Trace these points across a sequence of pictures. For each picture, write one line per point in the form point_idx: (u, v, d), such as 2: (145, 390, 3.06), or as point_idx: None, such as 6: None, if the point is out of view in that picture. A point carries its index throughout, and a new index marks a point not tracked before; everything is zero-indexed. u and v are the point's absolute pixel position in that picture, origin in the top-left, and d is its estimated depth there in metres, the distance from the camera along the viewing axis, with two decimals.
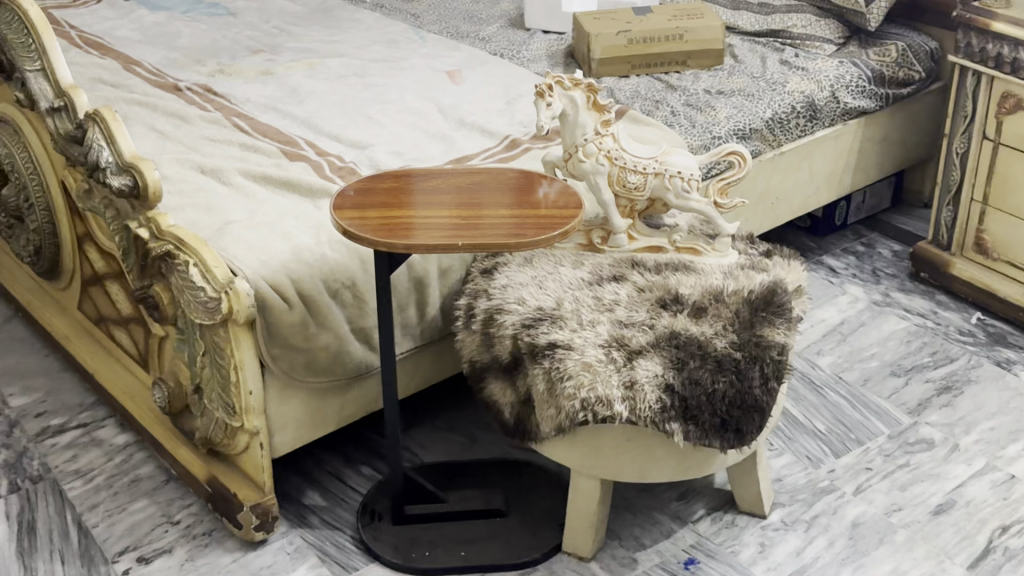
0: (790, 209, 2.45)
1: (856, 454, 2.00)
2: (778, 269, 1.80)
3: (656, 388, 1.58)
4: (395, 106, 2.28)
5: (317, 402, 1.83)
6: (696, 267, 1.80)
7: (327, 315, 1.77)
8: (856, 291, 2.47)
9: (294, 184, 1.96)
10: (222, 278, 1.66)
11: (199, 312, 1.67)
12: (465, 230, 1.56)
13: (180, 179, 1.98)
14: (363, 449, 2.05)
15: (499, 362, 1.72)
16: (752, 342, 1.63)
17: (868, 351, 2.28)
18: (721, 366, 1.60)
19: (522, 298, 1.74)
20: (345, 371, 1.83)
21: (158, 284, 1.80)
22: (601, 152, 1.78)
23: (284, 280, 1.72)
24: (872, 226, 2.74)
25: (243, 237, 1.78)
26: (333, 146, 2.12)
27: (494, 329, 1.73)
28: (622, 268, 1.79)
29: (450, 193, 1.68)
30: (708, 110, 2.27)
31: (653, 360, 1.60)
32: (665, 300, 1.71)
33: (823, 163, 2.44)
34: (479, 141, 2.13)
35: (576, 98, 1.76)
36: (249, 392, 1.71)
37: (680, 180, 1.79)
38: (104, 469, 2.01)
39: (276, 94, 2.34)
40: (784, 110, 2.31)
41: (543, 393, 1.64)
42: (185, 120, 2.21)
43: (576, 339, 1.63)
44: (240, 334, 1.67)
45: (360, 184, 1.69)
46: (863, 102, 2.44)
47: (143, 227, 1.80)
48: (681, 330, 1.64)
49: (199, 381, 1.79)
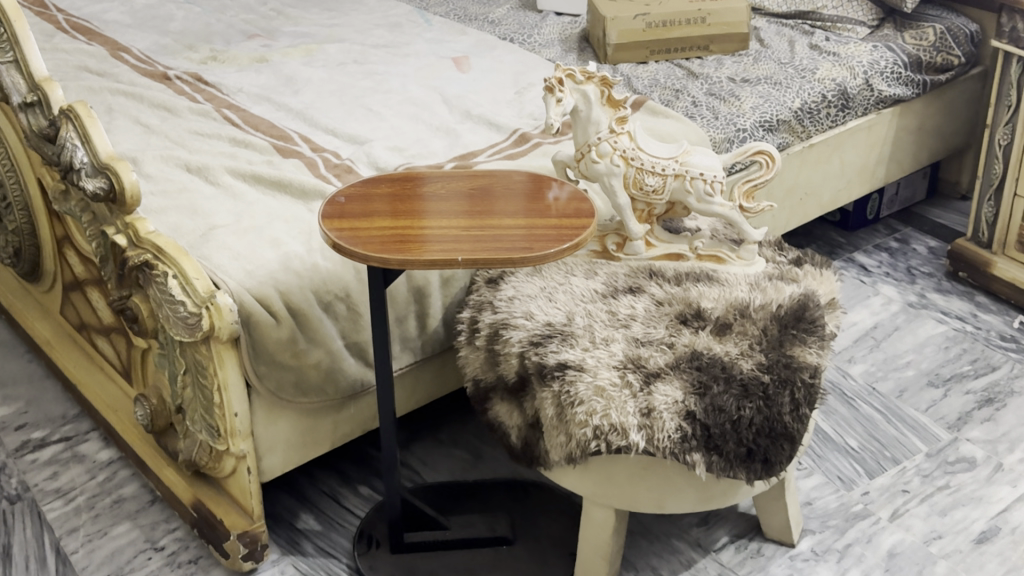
0: (819, 205, 2.29)
1: (892, 474, 1.86)
2: (809, 279, 1.65)
3: (676, 416, 1.44)
4: (397, 96, 2.13)
5: (308, 423, 1.69)
6: (720, 276, 1.65)
7: (318, 329, 1.63)
8: (890, 291, 2.32)
9: (285, 184, 1.82)
10: (203, 292, 1.52)
11: (179, 329, 1.54)
12: (464, 242, 1.41)
13: (163, 179, 1.84)
14: (361, 467, 1.91)
15: (505, 382, 1.58)
16: (781, 363, 1.48)
17: (903, 358, 2.13)
18: (747, 391, 1.45)
19: (530, 312, 1.60)
20: (338, 390, 1.69)
21: (136, 295, 1.66)
22: (616, 152, 1.63)
23: (271, 291, 1.58)
24: (905, 219, 2.58)
25: (228, 244, 1.65)
26: (329, 141, 1.97)
27: (500, 346, 1.59)
28: (639, 279, 1.65)
29: (451, 199, 1.52)
30: (732, 100, 2.12)
31: (672, 385, 1.46)
32: (686, 315, 1.56)
33: (855, 155, 2.28)
34: (486, 135, 1.99)
35: (590, 92, 1.61)
36: (234, 414, 1.57)
37: (702, 183, 1.64)
38: (85, 488, 1.89)
39: (271, 83, 2.20)
40: (814, 99, 2.15)
41: (552, 419, 1.51)
42: (173, 112, 2.08)
43: (588, 360, 1.50)
44: (223, 352, 1.53)
45: (351, 188, 1.53)
46: (899, 90, 2.27)
47: (121, 233, 1.66)
48: (703, 350, 1.50)
49: (181, 402, 1.65)
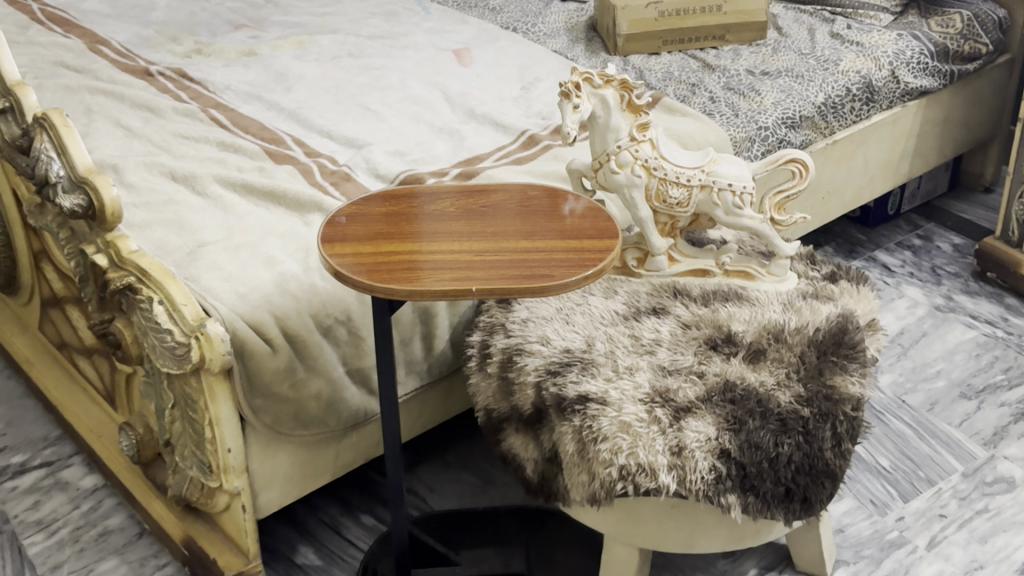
0: (842, 203, 2.17)
1: (927, 497, 1.75)
2: (846, 297, 1.53)
3: (709, 454, 1.32)
4: (396, 93, 2.01)
5: (308, 455, 1.57)
6: (750, 295, 1.53)
7: (317, 357, 1.51)
8: (915, 293, 2.20)
9: (279, 195, 1.69)
10: (192, 320, 1.40)
11: (166, 359, 1.42)
12: (478, 269, 1.28)
13: (147, 189, 1.72)
14: (364, 493, 1.79)
15: (521, 413, 1.47)
16: (821, 395, 1.37)
17: (932, 367, 2.01)
18: (786, 426, 1.34)
19: (546, 336, 1.48)
20: (340, 420, 1.57)
21: (119, 320, 1.54)
22: (637, 161, 1.51)
23: (267, 317, 1.46)
24: (927, 214, 2.47)
25: (219, 264, 1.53)
26: (325, 144, 1.85)
27: (514, 374, 1.47)
28: (662, 299, 1.53)
29: (459, 218, 1.40)
30: (752, 95, 1.99)
31: (704, 421, 1.34)
32: (715, 339, 1.45)
33: (879, 150, 2.16)
34: (493, 136, 1.86)
35: (609, 97, 1.49)
36: (227, 450, 1.45)
37: (731, 194, 1.51)
38: (69, 520, 1.77)
39: (261, 79, 2.07)
40: (839, 93, 2.03)
41: (573, 455, 1.39)
42: (157, 112, 1.94)
43: (612, 393, 1.38)
44: (215, 385, 1.41)
45: (352, 207, 1.41)
46: (926, 81, 2.15)
47: (101, 252, 1.54)
48: (736, 380, 1.39)
49: (169, 436, 1.53)
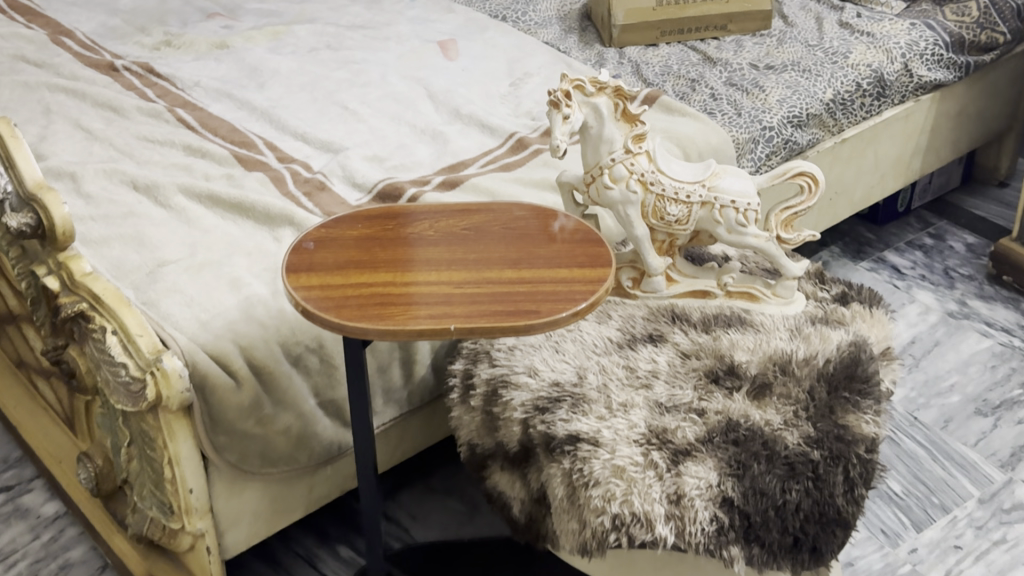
0: (851, 203, 2.05)
1: (942, 526, 1.64)
2: (858, 322, 1.43)
3: (710, 503, 1.21)
4: (376, 90, 1.88)
5: (278, 492, 1.47)
6: (754, 319, 1.42)
7: (286, 390, 1.40)
8: (927, 299, 2.09)
9: (247, 207, 1.57)
10: (148, 353, 1.28)
11: (121, 397, 1.30)
12: (458, 303, 1.17)
13: (106, 200, 1.59)
14: (343, 522, 1.69)
15: (506, 451, 1.36)
16: (832, 436, 1.26)
17: (945, 381, 1.90)
18: (794, 471, 1.23)
19: (533, 366, 1.37)
20: (312, 456, 1.46)
21: (72, 347, 1.42)
22: (633, 176, 1.38)
23: (230, 347, 1.35)
24: (939, 210, 2.36)
25: (180, 287, 1.41)
26: (299, 148, 1.73)
27: (499, 408, 1.36)
28: (660, 325, 1.42)
29: (438, 243, 1.28)
30: (756, 92, 1.87)
31: (705, 465, 1.23)
32: (716, 371, 1.34)
33: (890, 147, 2.04)
34: (479, 139, 1.74)
35: (601, 106, 1.36)
36: (189, 490, 1.34)
37: (734, 212, 1.39)
38: (27, 551, 1.66)
39: (234, 75, 1.94)
40: (848, 89, 1.90)
41: (563, 500, 1.27)
42: (120, 112, 1.82)
43: (605, 433, 1.27)
44: (175, 423, 1.29)
45: (322, 230, 1.29)
46: (940, 74, 2.02)
47: (53, 273, 1.41)
48: (740, 419, 1.28)
49: (127, 475, 1.42)
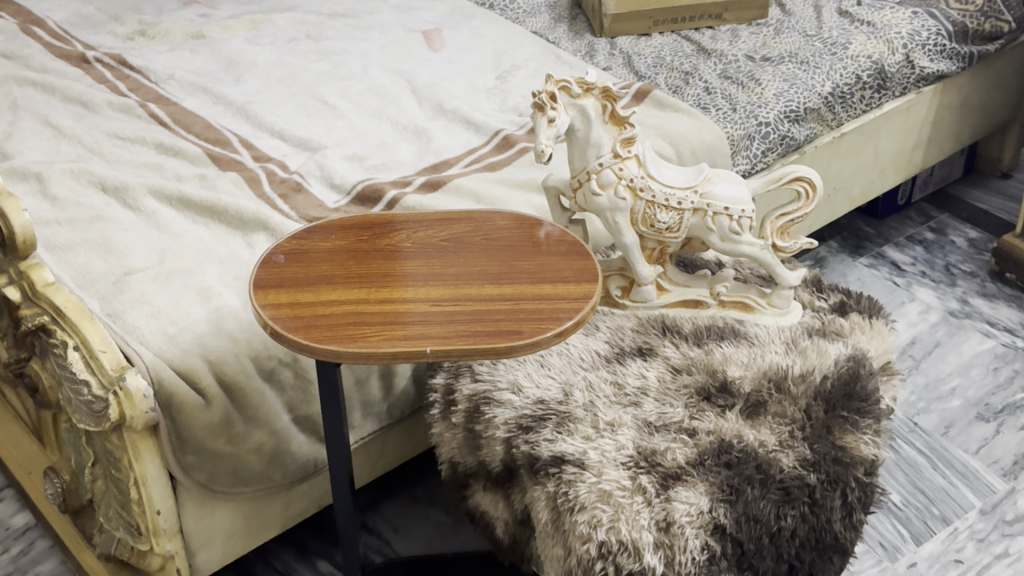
0: (849, 199, 1.98)
1: (942, 539, 1.59)
2: (857, 333, 1.37)
3: (701, 530, 1.14)
4: (357, 83, 1.82)
5: (251, 510, 1.41)
6: (748, 331, 1.36)
7: (258, 406, 1.34)
8: (927, 296, 2.02)
9: (220, 210, 1.51)
10: (111, 370, 1.21)
11: (84, 416, 1.23)
12: (435, 323, 1.10)
13: (72, 201, 1.52)
14: (323, 534, 1.63)
15: (489, 471, 1.30)
16: (830, 458, 1.20)
17: (946, 385, 1.84)
18: (789, 496, 1.17)
19: (517, 382, 1.31)
20: (286, 474, 1.41)
21: (34, 361, 1.35)
22: (621, 181, 1.32)
23: (199, 363, 1.28)
24: (940, 203, 2.29)
25: (147, 298, 1.35)
26: (276, 146, 1.66)
27: (481, 426, 1.30)
28: (650, 337, 1.36)
29: (417, 255, 1.21)
30: (752, 85, 1.79)
31: (695, 490, 1.17)
32: (709, 389, 1.27)
33: (890, 141, 1.97)
34: (463, 137, 1.68)
35: (589, 108, 1.30)
36: (156, 512, 1.28)
37: (728, 219, 1.33)
38: None
39: (210, 68, 1.88)
40: (847, 82, 1.83)
41: (547, 525, 1.21)
42: (90, 108, 1.75)
43: (591, 455, 1.20)
44: (141, 444, 1.23)
45: (294, 241, 1.23)
46: (943, 65, 1.95)
47: (13, 282, 1.32)
48: (733, 440, 1.21)
49: (93, 495, 1.36)
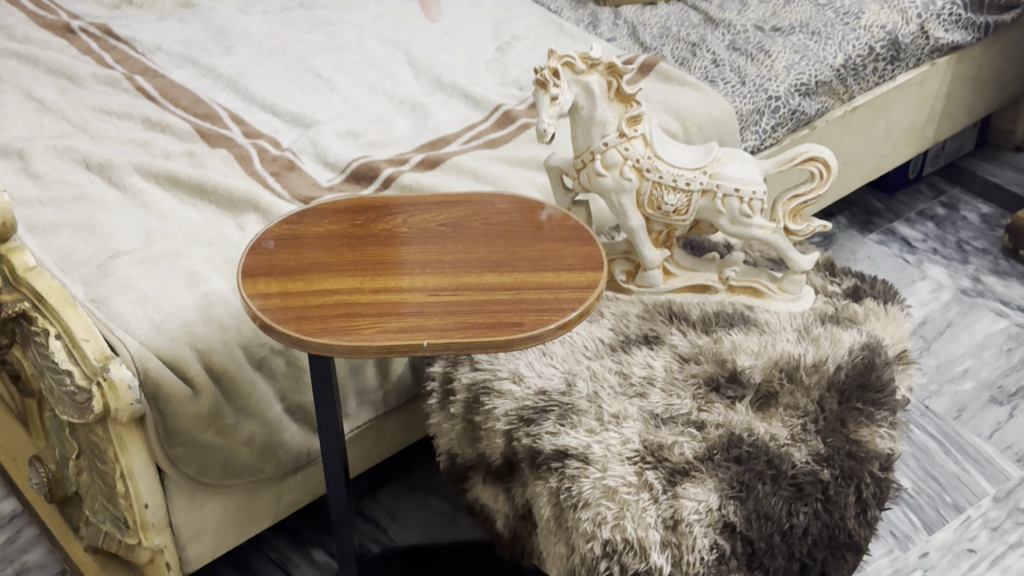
0: (859, 174, 1.93)
1: (955, 528, 1.54)
2: (872, 320, 1.32)
3: (710, 529, 1.09)
4: (352, 55, 1.75)
5: (243, 501, 1.37)
6: (758, 318, 1.31)
7: (249, 396, 1.29)
8: (939, 275, 1.97)
9: (208, 190, 1.45)
10: (95, 360, 1.14)
11: (68, 407, 1.18)
12: (433, 314, 1.05)
13: (55, 179, 1.46)
14: (318, 522, 1.59)
15: (489, 464, 1.25)
16: (845, 453, 1.15)
17: (959, 366, 1.79)
18: (801, 493, 1.12)
19: (518, 371, 1.25)
20: (279, 466, 1.36)
21: (16, 348, 1.30)
22: (627, 162, 1.26)
23: (187, 351, 1.23)
24: (952, 177, 2.24)
25: (133, 283, 1.29)
26: (267, 122, 1.60)
27: (481, 417, 1.25)
28: (656, 324, 1.31)
29: (413, 242, 1.16)
30: (762, 58, 1.73)
31: (704, 486, 1.11)
32: (718, 379, 1.22)
33: (902, 115, 1.91)
34: (462, 112, 1.62)
35: (593, 84, 1.23)
36: (144, 505, 1.23)
37: (739, 202, 1.27)
38: None
39: (199, 39, 1.82)
40: (860, 53, 1.76)
41: (550, 522, 1.16)
42: (75, 80, 1.69)
43: (595, 449, 1.15)
44: (126, 436, 1.18)
45: (285, 226, 1.17)
46: (957, 36, 1.88)
47: None
48: (743, 433, 1.16)
49: (79, 487, 1.31)
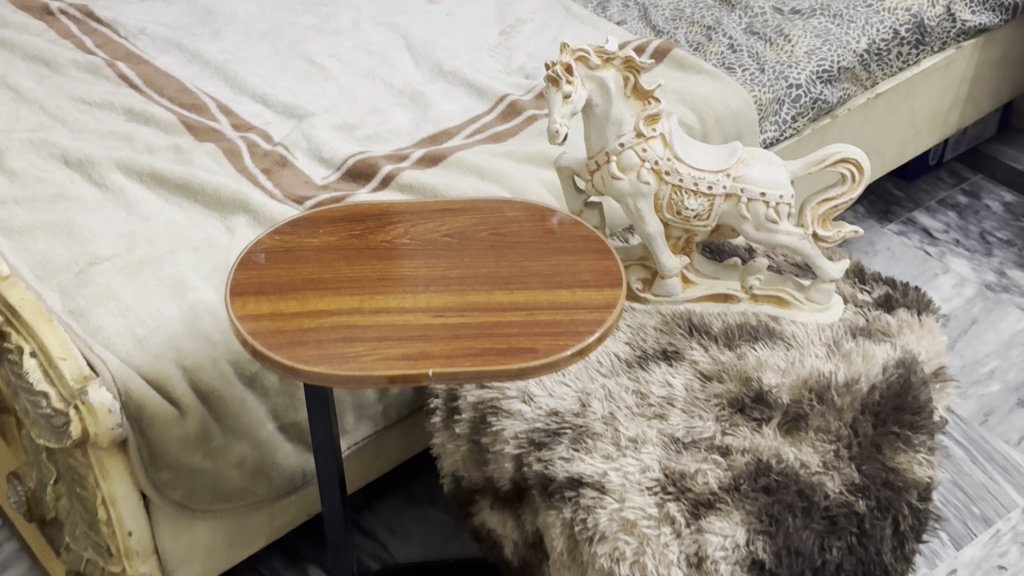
0: (880, 163, 1.83)
1: (984, 543, 1.46)
2: (906, 333, 1.25)
3: (737, 567, 1.00)
4: (347, 40, 1.66)
5: (234, 524, 1.29)
6: (784, 330, 1.23)
7: (238, 416, 1.20)
8: (961, 268, 1.89)
9: (196, 189, 1.36)
10: (72, 380, 1.05)
11: (44, 431, 1.08)
12: (438, 338, 0.96)
13: (31, 177, 1.36)
14: (314, 537, 1.51)
15: (497, 488, 1.17)
16: (881, 482, 1.07)
17: (985, 366, 1.71)
18: (835, 526, 1.03)
19: (528, 390, 1.17)
20: (271, 488, 1.28)
21: None
22: (645, 164, 1.17)
23: (172, 369, 1.14)
24: (974, 164, 2.16)
25: (113, 293, 1.20)
26: (258, 113, 1.51)
27: (489, 439, 1.17)
28: (676, 338, 1.23)
29: (415, 255, 1.07)
30: (782, 43, 1.64)
31: (730, 519, 1.02)
32: (743, 400, 1.14)
33: (926, 101, 1.82)
34: (465, 104, 1.53)
35: (608, 81, 1.14)
36: (127, 533, 1.14)
37: (764, 207, 1.18)
38: None
39: (185, 21, 1.73)
40: (884, 37, 1.67)
41: (563, 555, 1.08)
42: (53, 67, 1.59)
43: (612, 477, 1.06)
44: (106, 461, 1.09)
45: (276, 237, 1.08)
46: (985, 18, 1.79)
47: None
48: (771, 460, 1.08)
49: (59, 511, 1.23)
